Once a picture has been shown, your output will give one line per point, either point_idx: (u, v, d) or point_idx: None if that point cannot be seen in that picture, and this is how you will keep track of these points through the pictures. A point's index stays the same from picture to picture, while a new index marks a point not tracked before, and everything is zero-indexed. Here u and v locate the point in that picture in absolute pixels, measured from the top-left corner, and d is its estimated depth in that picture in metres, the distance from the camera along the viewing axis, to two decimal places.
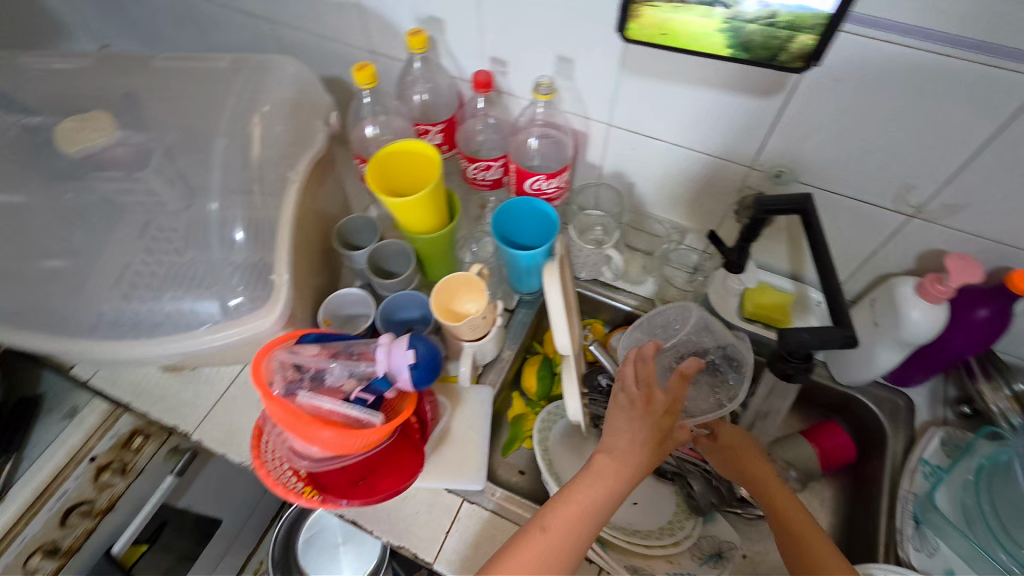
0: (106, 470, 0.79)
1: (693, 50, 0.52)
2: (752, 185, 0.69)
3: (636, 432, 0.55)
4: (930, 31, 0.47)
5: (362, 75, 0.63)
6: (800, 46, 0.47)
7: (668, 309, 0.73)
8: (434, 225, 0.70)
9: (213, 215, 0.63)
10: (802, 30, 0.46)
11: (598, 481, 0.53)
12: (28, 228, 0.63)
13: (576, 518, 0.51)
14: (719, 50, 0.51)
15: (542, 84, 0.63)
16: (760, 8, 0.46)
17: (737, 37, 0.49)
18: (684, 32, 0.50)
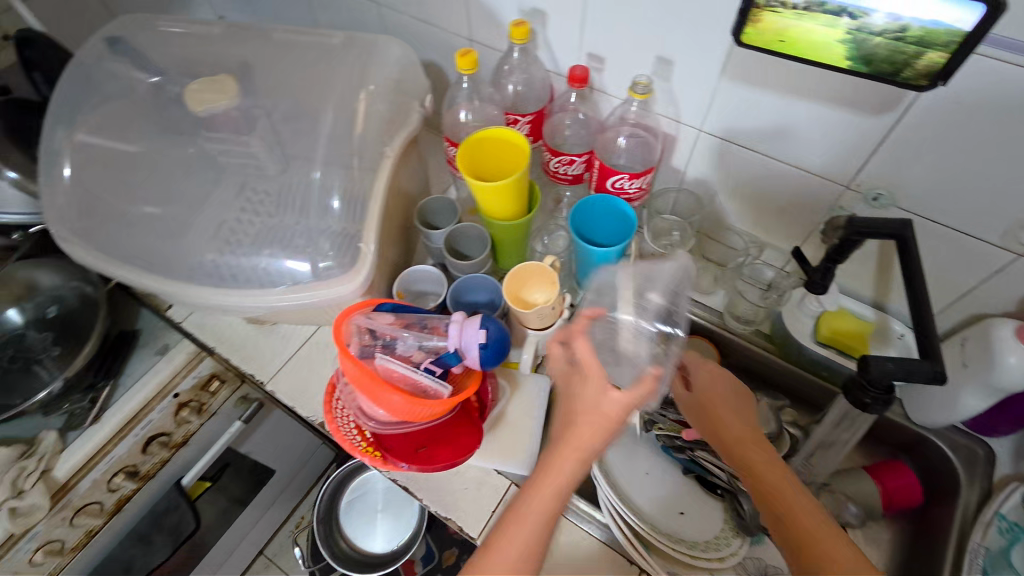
0: (186, 407, 0.86)
1: (810, 59, 0.50)
2: (845, 206, 0.66)
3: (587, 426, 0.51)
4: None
5: (464, 60, 0.66)
6: (927, 63, 0.45)
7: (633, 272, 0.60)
8: (514, 213, 0.72)
9: (315, 182, 0.67)
10: (933, 47, 0.44)
11: (556, 471, 0.51)
12: (152, 179, 0.70)
13: (531, 524, 0.49)
14: (839, 61, 0.49)
15: (640, 84, 0.63)
16: (890, 21, 0.45)
17: (858, 50, 0.48)
18: (804, 40, 0.49)
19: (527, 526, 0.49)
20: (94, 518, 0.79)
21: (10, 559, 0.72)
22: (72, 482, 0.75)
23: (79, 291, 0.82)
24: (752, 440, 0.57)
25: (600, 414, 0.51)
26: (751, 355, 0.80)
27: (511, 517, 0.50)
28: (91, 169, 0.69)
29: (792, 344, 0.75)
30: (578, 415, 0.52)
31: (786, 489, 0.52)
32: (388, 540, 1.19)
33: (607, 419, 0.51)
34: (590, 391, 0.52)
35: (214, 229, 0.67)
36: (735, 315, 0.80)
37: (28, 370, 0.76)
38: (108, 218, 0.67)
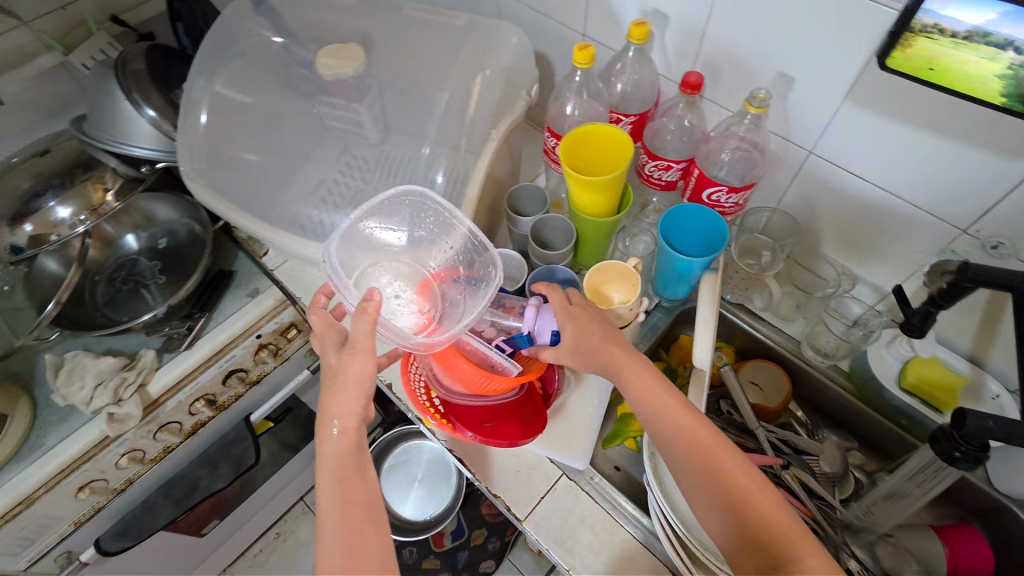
0: (264, 348, 0.92)
1: (959, 91, 0.48)
2: (958, 250, 0.62)
3: (345, 386, 0.53)
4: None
5: (581, 54, 0.67)
6: None
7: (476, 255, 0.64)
8: (604, 211, 0.73)
9: (423, 157, 0.74)
10: None
11: (345, 451, 0.52)
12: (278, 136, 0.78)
13: (340, 484, 0.50)
14: (992, 97, 0.47)
15: (757, 97, 0.62)
16: None
17: (1018, 87, 0.45)
18: (958, 70, 0.47)
19: (354, 497, 0.50)
20: (173, 435, 0.87)
21: (100, 459, 0.78)
22: (161, 400, 0.82)
23: (189, 229, 0.92)
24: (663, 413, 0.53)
25: (347, 378, 0.53)
26: (823, 389, 0.78)
27: (325, 499, 0.50)
28: (221, 118, 0.75)
29: (872, 384, 0.72)
30: (333, 399, 0.53)
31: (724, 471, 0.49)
32: (421, 509, 1.23)
33: (354, 381, 0.53)
34: (335, 365, 0.55)
35: (314, 185, 0.77)
36: (813, 346, 0.78)
37: (137, 292, 0.88)
38: (232, 165, 0.74)
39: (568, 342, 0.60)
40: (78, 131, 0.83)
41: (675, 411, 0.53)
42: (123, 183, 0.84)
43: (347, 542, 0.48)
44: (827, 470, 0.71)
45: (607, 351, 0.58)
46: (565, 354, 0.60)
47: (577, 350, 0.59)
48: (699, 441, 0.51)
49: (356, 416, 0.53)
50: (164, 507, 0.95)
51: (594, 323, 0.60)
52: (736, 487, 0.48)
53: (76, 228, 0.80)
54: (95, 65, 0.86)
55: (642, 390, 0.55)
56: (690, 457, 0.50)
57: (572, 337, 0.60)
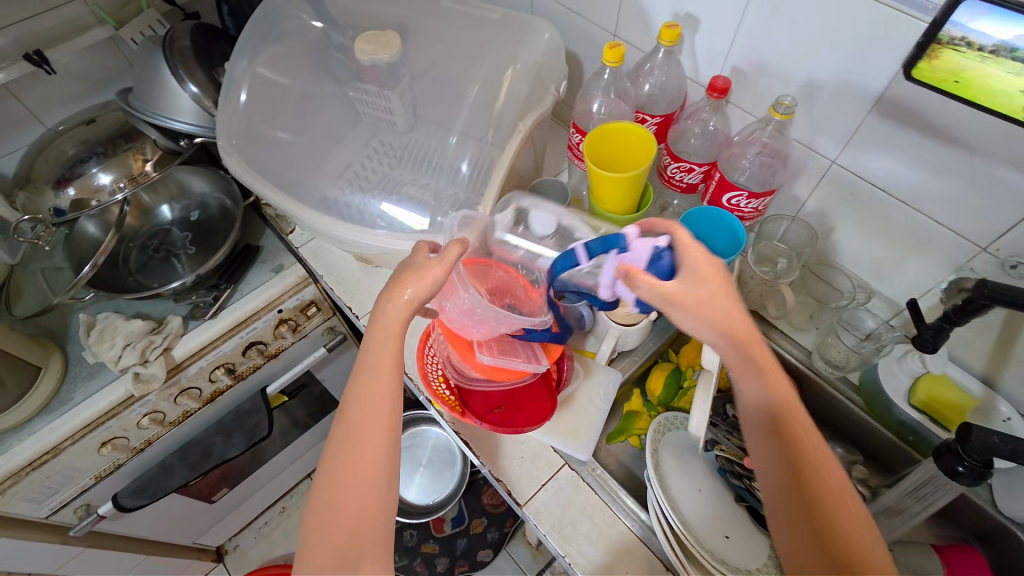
0: (285, 323, 0.95)
1: (984, 104, 0.48)
2: (976, 268, 0.62)
3: (409, 292, 0.53)
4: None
5: (611, 52, 0.68)
6: None
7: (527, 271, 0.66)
8: (626, 209, 0.74)
9: (450, 146, 0.75)
10: None
11: (378, 373, 0.52)
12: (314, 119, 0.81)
13: (363, 394, 0.51)
14: (1016, 114, 0.47)
15: (783, 103, 0.63)
16: None
17: None
18: (982, 86, 0.47)
19: (377, 411, 0.50)
20: (192, 401, 0.91)
21: (124, 416, 0.82)
22: (184, 364, 0.85)
23: (220, 203, 0.95)
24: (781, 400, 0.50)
25: (422, 276, 0.53)
26: (832, 400, 0.78)
27: (346, 413, 0.51)
28: (261, 97, 0.78)
29: (881, 399, 0.72)
30: (394, 298, 0.53)
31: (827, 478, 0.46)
32: (425, 493, 1.25)
33: (427, 280, 0.53)
34: (416, 263, 0.55)
35: (342, 170, 0.80)
36: (824, 356, 0.78)
37: (168, 260, 0.91)
38: (265, 144, 0.77)
39: (693, 291, 0.52)
40: (124, 103, 0.87)
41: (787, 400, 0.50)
42: (162, 155, 0.88)
43: (349, 466, 0.49)
44: None
45: (739, 323, 0.52)
46: (681, 299, 0.52)
47: (699, 307, 0.52)
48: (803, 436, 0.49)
49: (394, 340, 0.52)
50: (179, 469, 0.97)
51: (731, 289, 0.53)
52: (827, 485, 0.46)
53: (116, 194, 0.83)
54: (143, 40, 0.90)
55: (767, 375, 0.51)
56: (793, 444, 0.48)
57: (700, 285, 0.52)
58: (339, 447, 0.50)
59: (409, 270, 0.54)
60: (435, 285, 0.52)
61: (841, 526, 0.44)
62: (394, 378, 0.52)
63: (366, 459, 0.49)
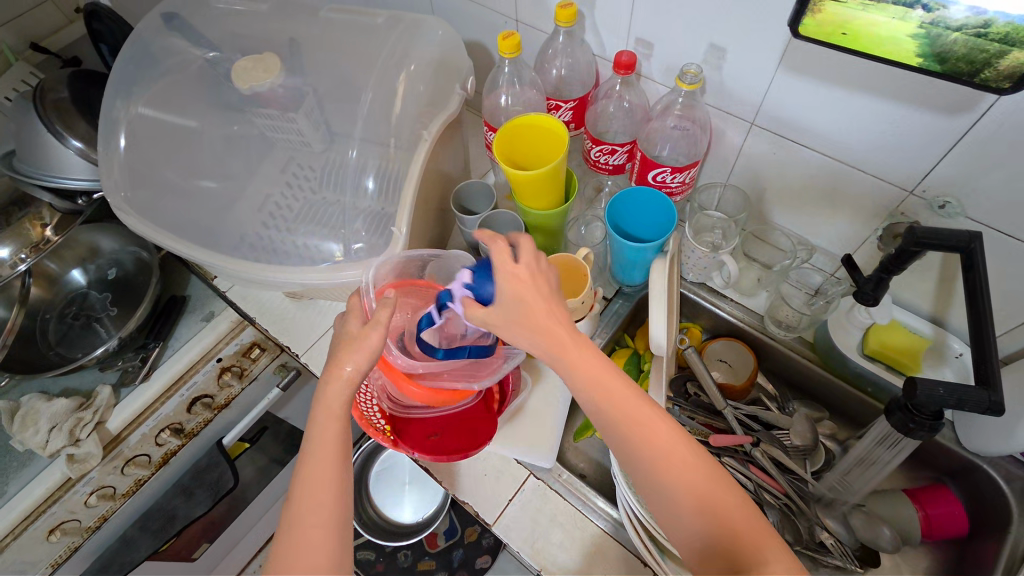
0: (228, 371, 0.88)
1: (873, 54, 0.48)
2: (906, 212, 0.61)
3: (358, 365, 0.51)
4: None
5: (506, 43, 0.64)
6: (1010, 63, 0.42)
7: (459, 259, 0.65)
8: (549, 203, 0.70)
9: (352, 161, 0.69)
10: (1017, 45, 0.41)
11: (322, 453, 0.50)
12: (193, 148, 0.74)
13: (308, 477, 0.50)
14: (909, 58, 0.47)
15: (689, 73, 0.60)
16: (971, 15, 0.42)
17: (931, 46, 0.45)
18: (869, 33, 0.47)
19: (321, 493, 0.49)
20: (142, 468, 0.86)
21: (68, 500, 0.77)
22: (122, 435, 0.80)
23: (136, 257, 0.91)
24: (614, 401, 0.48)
25: (357, 349, 0.52)
26: (789, 361, 0.77)
27: (292, 498, 0.50)
28: (154, 144, 0.73)
29: (835, 354, 0.71)
30: (339, 374, 0.52)
31: (691, 469, 0.46)
32: (415, 512, 1.23)
33: (364, 351, 0.51)
34: (354, 332, 0.53)
35: (260, 202, 0.72)
36: (775, 319, 0.77)
37: (89, 326, 0.87)
38: (165, 191, 0.71)
39: (506, 309, 0.50)
40: (7, 168, 0.81)
41: (624, 396, 0.48)
42: (61, 218, 0.82)
43: (299, 549, 0.47)
44: (797, 444, 0.71)
45: (557, 334, 0.49)
46: (503, 319, 0.50)
47: (518, 319, 0.49)
48: (648, 430, 0.47)
49: (337, 421, 0.51)
50: (143, 539, 0.95)
51: (542, 298, 0.49)
52: (690, 477, 0.45)
53: (18, 266, 0.78)
54: (16, 97, 0.83)
55: (604, 391, 0.48)
56: (647, 450, 0.47)
57: (514, 308, 0.49)
58: (284, 533, 0.48)
59: (344, 345, 0.52)
60: (375, 354, 0.51)
61: (725, 522, 0.43)
62: (341, 456, 0.51)
63: (314, 544, 0.47)
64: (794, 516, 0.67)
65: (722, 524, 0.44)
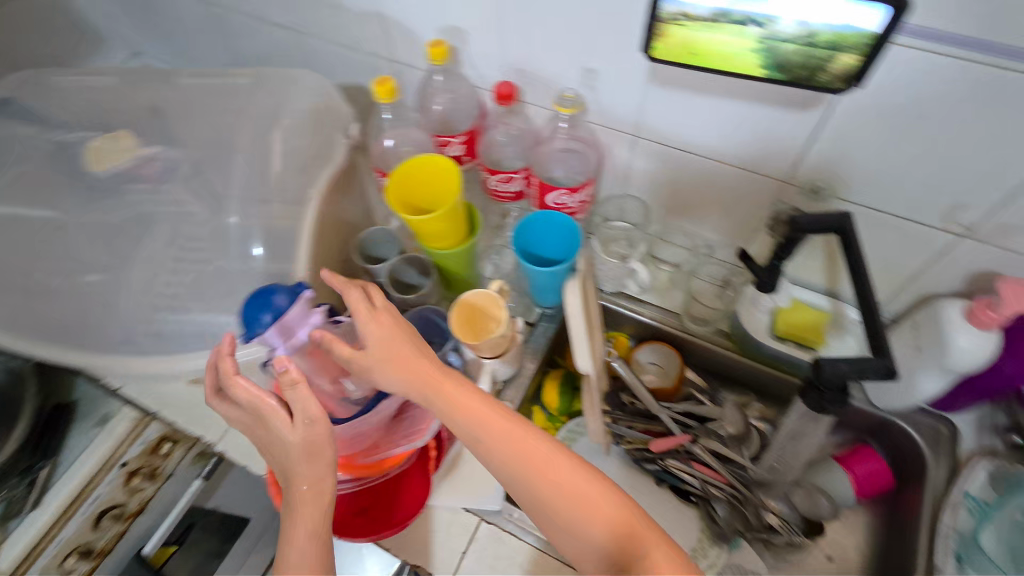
0: (136, 475, 0.79)
1: (721, 69, 0.51)
2: (788, 200, 0.65)
3: (318, 474, 0.50)
4: (1014, 48, 0.43)
5: (381, 90, 0.62)
6: (841, 66, 0.47)
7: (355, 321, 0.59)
8: (453, 241, 0.69)
9: (234, 227, 0.70)
10: (844, 50, 0.45)
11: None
12: (55, 242, 0.66)
13: None
14: (752, 69, 0.50)
15: (566, 98, 0.61)
16: (798, 28, 0.45)
17: (772, 57, 0.48)
18: (714, 51, 0.50)
19: None
20: None
21: None
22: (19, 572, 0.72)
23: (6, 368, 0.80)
24: (490, 427, 0.48)
25: (312, 459, 0.50)
26: (711, 354, 0.80)
27: None
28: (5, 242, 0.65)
29: (747, 341, 0.75)
30: (301, 489, 0.50)
31: (573, 482, 0.47)
32: None
33: (318, 458, 0.50)
34: (284, 442, 0.50)
35: (140, 288, 0.66)
36: (692, 315, 0.79)
37: None
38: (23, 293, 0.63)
39: (371, 352, 0.50)
40: None
41: (497, 420, 0.49)
42: None
43: None
44: (731, 432, 0.73)
45: (422, 371, 0.50)
46: (366, 361, 0.50)
47: (387, 362, 0.50)
48: (529, 451, 0.48)
49: (310, 545, 0.49)
50: None
51: (398, 335, 0.51)
52: (574, 491, 0.47)
53: None
54: None
55: (484, 423, 0.48)
56: (529, 474, 0.47)
57: (378, 352, 0.50)
58: None
59: (294, 462, 0.49)
60: (325, 448, 0.50)
61: (611, 528, 0.46)
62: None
63: None
64: (741, 505, 0.68)
65: (605, 529, 0.46)
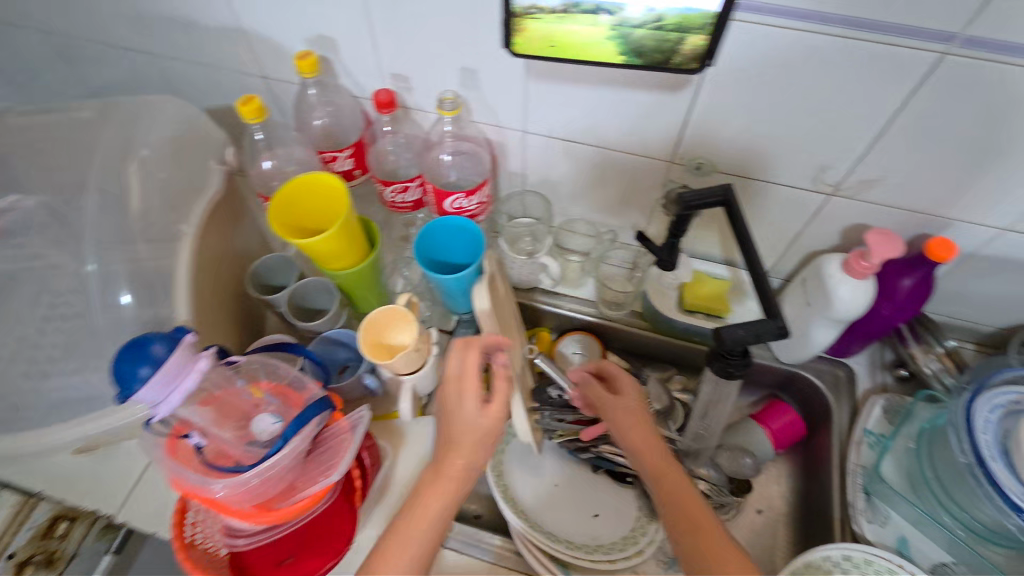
0: (28, 566, 0.71)
1: (583, 58, 0.52)
2: (678, 179, 0.67)
3: (454, 487, 0.55)
4: (843, 18, 0.47)
5: (247, 110, 0.58)
6: (691, 47, 0.48)
7: (252, 360, 0.57)
8: (352, 259, 0.66)
9: (93, 274, 0.63)
10: (691, 30, 0.47)
11: None
12: None
13: None
14: (613, 58, 0.52)
15: (447, 100, 0.60)
16: (646, 14, 0.47)
17: (626, 44, 0.50)
18: (571, 41, 0.51)
19: None
20: None
21: None
22: None
23: None
24: (662, 454, 0.59)
25: (446, 470, 0.55)
26: (628, 336, 0.81)
27: None
28: None
29: (660, 320, 0.77)
30: (406, 531, 0.52)
31: (706, 525, 0.52)
32: None
33: (448, 476, 0.55)
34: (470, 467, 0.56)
35: None
36: (607, 302, 0.80)
37: None
38: None
39: (621, 410, 0.63)
40: None
41: (654, 457, 0.59)
42: None
43: None
44: (658, 408, 0.75)
45: (637, 430, 0.61)
46: (628, 416, 0.62)
47: (629, 418, 0.62)
48: (684, 493, 0.55)
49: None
50: None
51: (636, 404, 0.63)
52: (705, 534, 0.52)
53: None
54: None
55: (655, 465, 0.58)
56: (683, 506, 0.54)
57: (631, 394, 0.65)
58: None
59: (416, 509, 0.53)
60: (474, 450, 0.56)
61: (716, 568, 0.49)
62: None
63: None
64: None
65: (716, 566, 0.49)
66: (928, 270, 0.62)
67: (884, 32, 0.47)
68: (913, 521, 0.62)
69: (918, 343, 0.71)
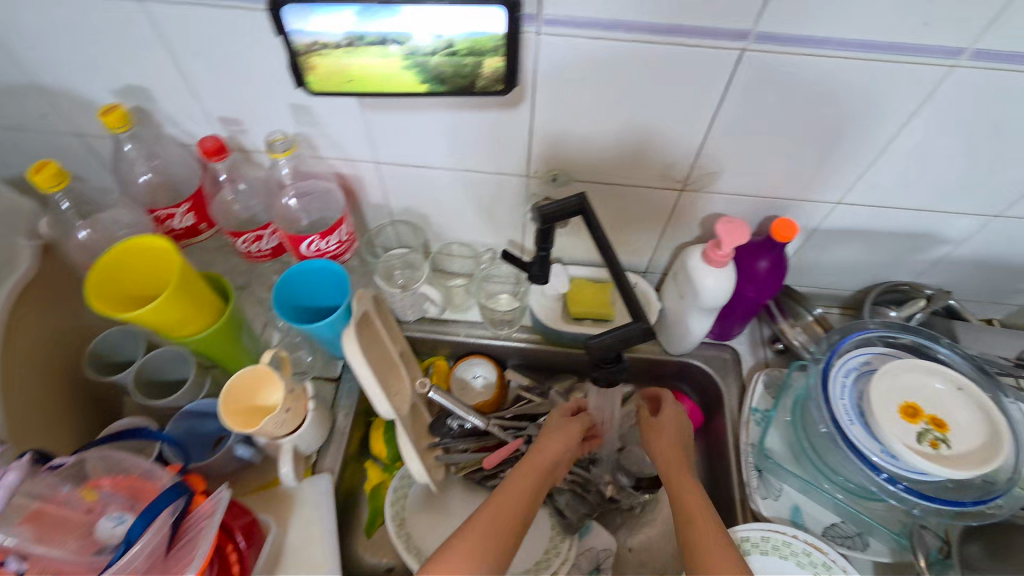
0: None
1: (385, 90, 0.51)
2: (537, 192, 0.67)
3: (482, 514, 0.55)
4: (646, 24, 0.48)
5: (40, 177, 0.54)
6: (489, 69, 0.48)
7: (94, 455, 0.52)
8: (205, 321, 0.60)
9: None
10: (485, 53, 0.47)
11: None
12: None
13: None
14: (416, 87, 0.51)
15: (276, 141, 0.57)
16: (435, 40, 0.46)
17: (427, 73, 0.49)
18: (369, 75, 0.49)
19: None
20: None
21: None
22: None
23: None
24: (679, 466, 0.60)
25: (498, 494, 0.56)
26: (523, 352, 0.80)
27: None
28: None
29: (549, 331, 0.77)
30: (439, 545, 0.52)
31: (706, 525, 0.53)
32: None
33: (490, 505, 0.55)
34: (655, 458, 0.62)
35: None
36: (496, 321, 0.78)
37: None
38: None
39: (654, 426, 0.64)
40: None
41: (676, 467, 0.60)
42: None
43: None
44: None
45: (666, 444, 0.62)
46: (665, 427, 0.64)
47: (662, 433, 0.63)
48: (692, 501, 0.56)
49: None
50: None
51: (675, 427, 0.64)
52: (702, 542, 0.52)
53: None
54: None
55: (672, 476, 0.59)
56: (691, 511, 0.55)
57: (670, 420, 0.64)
58: None
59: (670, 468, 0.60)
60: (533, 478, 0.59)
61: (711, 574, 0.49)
62: None
63: None
64: (581, 489, 0.70)
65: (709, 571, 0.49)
66: (780, 249, 0.65)
67: (686, 35, 0.48)
68: (801, 490, 0.66)
69: (786, 319, 0.75)
